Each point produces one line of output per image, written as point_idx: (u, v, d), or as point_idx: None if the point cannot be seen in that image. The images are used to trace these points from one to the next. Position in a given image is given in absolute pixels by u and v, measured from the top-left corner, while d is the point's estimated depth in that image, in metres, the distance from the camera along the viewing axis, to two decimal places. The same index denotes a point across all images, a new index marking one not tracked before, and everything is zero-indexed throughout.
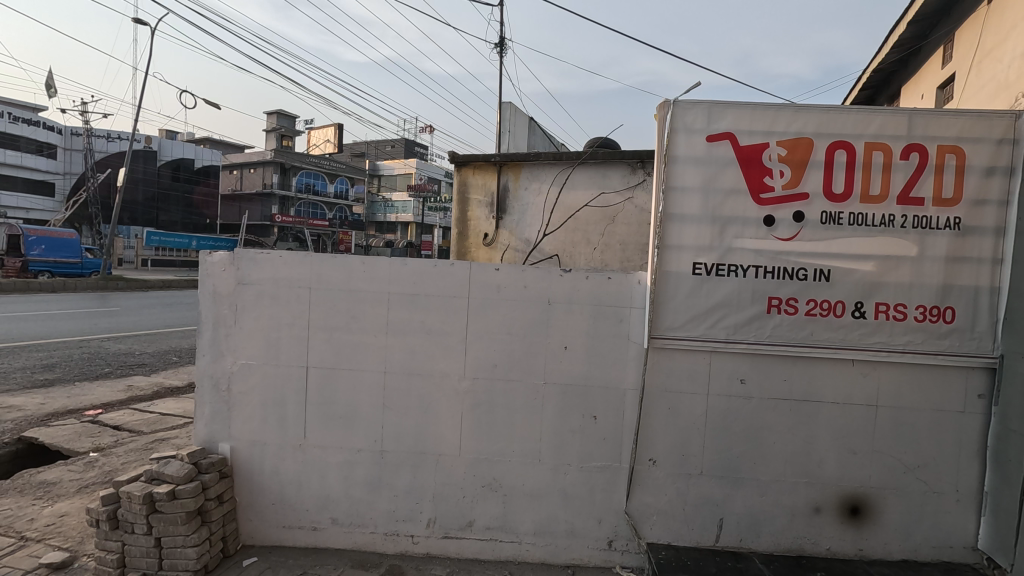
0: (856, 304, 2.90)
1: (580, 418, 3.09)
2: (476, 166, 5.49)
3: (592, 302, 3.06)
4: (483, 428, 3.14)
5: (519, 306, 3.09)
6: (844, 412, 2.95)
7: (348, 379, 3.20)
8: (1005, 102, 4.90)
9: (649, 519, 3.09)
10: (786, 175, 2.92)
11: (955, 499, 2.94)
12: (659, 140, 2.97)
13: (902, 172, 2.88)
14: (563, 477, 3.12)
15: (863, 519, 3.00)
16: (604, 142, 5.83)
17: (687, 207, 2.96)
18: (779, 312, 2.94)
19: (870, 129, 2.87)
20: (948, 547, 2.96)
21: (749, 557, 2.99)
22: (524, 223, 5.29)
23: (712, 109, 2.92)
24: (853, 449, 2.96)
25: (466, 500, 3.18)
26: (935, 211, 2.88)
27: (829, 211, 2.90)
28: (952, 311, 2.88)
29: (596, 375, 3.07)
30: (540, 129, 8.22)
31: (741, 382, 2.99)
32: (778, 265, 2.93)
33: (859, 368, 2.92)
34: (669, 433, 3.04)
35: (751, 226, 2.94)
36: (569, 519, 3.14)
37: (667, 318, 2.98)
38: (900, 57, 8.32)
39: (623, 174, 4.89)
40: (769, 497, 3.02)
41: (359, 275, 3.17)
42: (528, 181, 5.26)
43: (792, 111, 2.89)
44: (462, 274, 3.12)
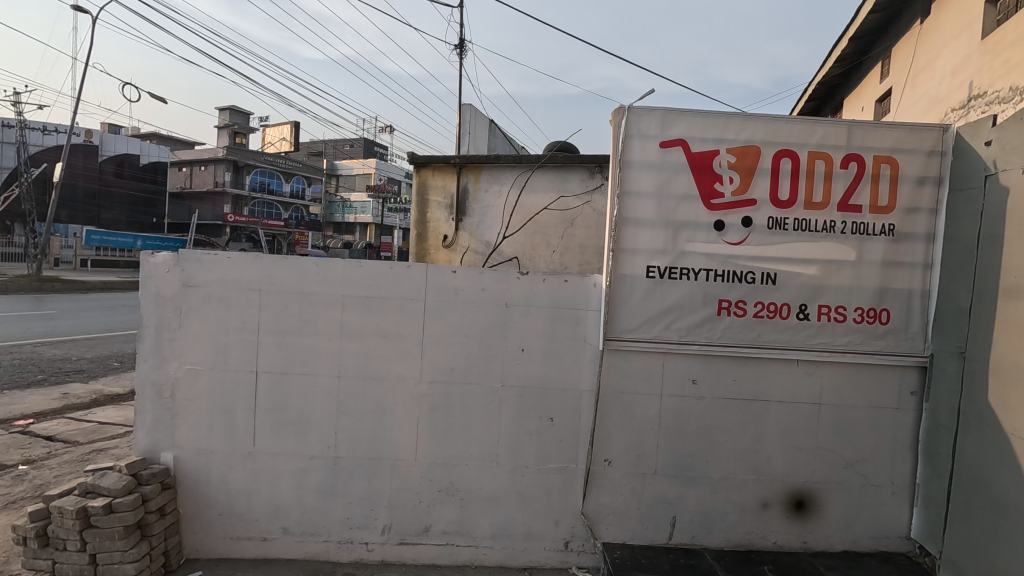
0: (801, 306, 3.02)
1: (538, 420, 3.11)
2: (435, 167, 5.39)
3: (549, 305, 3.08)
4: (440, 432, 3.12)
5: (477, 308, 3.08)
6: (790, 410, 3.06)
7: (300, 384, 3.11)
8: (936, 115, 5.45)
9: (605, 519, 3.13)
10: (736, 181, 3.01)
11: (891, 491, 3.10)
12: (614, 145, 3.02)
13: (843, 180, 3.01)
14: (521, 479, 3.13)
15: (808, 513, 3.11)
16: (564, 146, 5.88)
17: (642, 212, 3.02)
18: (729, 314, 3.03)
19: (813, 139, 2.99)
20: (885, 537, 3.11)
21: (701, 554, 3.06)
22: (485, 226, 5.28)
23: (665, 116, 2.99)
24: (798, 445, 3.08)
25: (422, 505, 3.15)
26: (872, 218, 3.03)
27: (775, 217, 3.01)
28: (888, 312, 3.03)
29: (553, 377, 3.09)
30: (500, 131, 8.22)
31: (693, 383, 3.07)
32: (727, 268, 3.02)
33: (803, 368, 3.05)
34: (624, 433, 3.09)
35: (703, 231, 3.02)
36: (526, 521, 3.14)
37: (623, 320, 3.04)
38: (842, 71, 8.72)
39: (582, 178, 4.96)
40: (720, 494, 3.10)
41: (312, 277, 3.08)
42: (488, 183, 5.24)
43: (741, 119, 2.98)
44: (418, 276, 3.09)
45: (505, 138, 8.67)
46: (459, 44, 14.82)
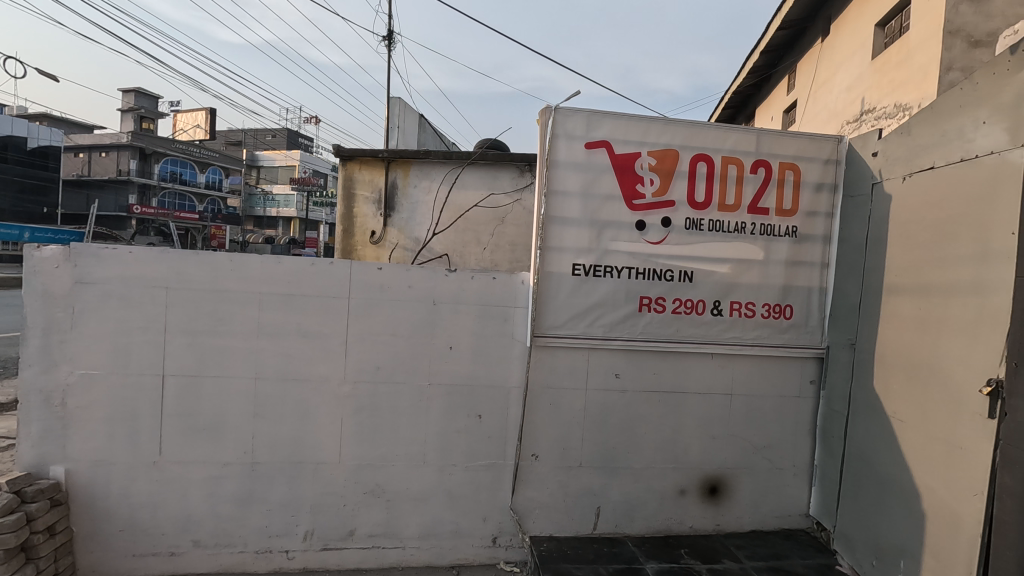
0: (714, 302, 3.20)
1: (466, 418, 3.10)
2: (362, 160, 5.19)
3: (477, 302, 3.08)
4: (365, 433, 3.04)
5: (403, 306, 3.03)
6: (705, 401, 3.24)
7: (213, 387, 2.93)
8: (836, 126, 6.09)
9: (532, 513, 3.17)
10: (657, 183, 3.14)
11: (793, 473, 3.35)
12: (541, 145, 3.06)
13: (752, 185, 3.22)
14: (449, 477, 3.11)
15: (721, 497, 3.31)
16: (494, 144, 5.90)
17: (568, 210, 3.08)
18: (650, 310, 3.15)
19: (726, 145, 3.18)
20: (787, 515, 3.36)
21: (624, 541, 3.17)
22: (414, 222, 5.17)
23: (590, 118, 3.07)
24: (712, 434, 3.26)
25: (347, 509, 3.06)
26: (777, 220, 3.25)
27: (692, 218, 3.16)
28: (791, 308, 3.27)
29: (481, 374, 3.10)
30: (430, 126, 8.12)
31: (617, 376, 3.17)
32: (648, 267, 3.14)
33: (716, 361, 3.23)
34: (551, 428, 3.15)
35: (625, 230, 3.12)
36: (454, 519, 3.13)
37: (549, 317, 3.09)
38: (754, 83, 9.30)
39: (512, 177, 5.01)
40: (642, 483, 3.23)
41: (226, 274, 2.91)
42: (418, 178, 5.13)
43: (662, 124, 3.11)
44: (342, 273, 2.99)
45: (434, 134, 8.57)
46: (387, 36, 14.45)
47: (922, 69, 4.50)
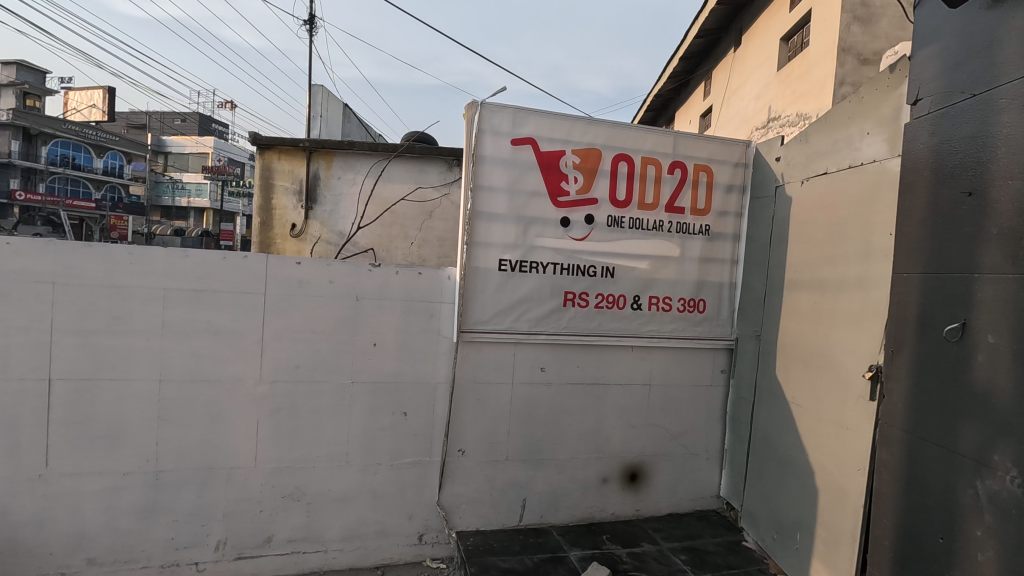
0: (634, 297, 3.33)
1: (390, 416, 3.05)
2: (281, 149, 4.93)
3: (402, 298, 3.04)
4: (284, 435, 2.91)
5: (324, 302, 2.93)
6: (626, 392, 3.37)
7: (110, 391, 2.70)
8: (747, 131, 6.50)
9: (459, 508, 3.17)
10: (580, 181, 3.21)
11: (706, 457, 3.56)
12: (467, 140, 3.05)
13: (669, 185, 3.37)
14: (373, 477, 3.04)
15: (641, 483, 3.46)
16: (421, 137, 5.81)
17: (494, 206, 3.09)
18: (574, 305, 3.23)
19: (646, 146, 3.31)
20: (700, 497, 3.57)
21: (549, 531, 3.24)
22: (338, 215, 4.99)
23: (516, 115, 3.09)
24: (633, 423, 3.40)
25: (263, 515, 2.91)
26: (692, 219, 3.43)
27: (613, 215, 3.27)
28: (704, 302, 3.47)
29: (406, 371, 3.06)
30: (355, 117, 7.86)
31: (542, 370, 3.23)
32: (572, 262, 3.22)
33: (636, 353, 3.37)
34: (477, 423, 3.16)
35: (550, 227, 3.18)
36: (379, 519, 3.07)
37: (476, 312, 3.10)
38: (674, 87, 9.73)
39: (440, 171, 4.97)
40: (566, 474, 3.32)
41: (124, 268, 2.67)
42: (341, 170, 4.95)
43: (585, 123, 3.19)
44: (257, 267, 2.84)
45: (359, 125, 8.31)
46: (309, 20, 13.82)
47: (819, 82, 4.89)
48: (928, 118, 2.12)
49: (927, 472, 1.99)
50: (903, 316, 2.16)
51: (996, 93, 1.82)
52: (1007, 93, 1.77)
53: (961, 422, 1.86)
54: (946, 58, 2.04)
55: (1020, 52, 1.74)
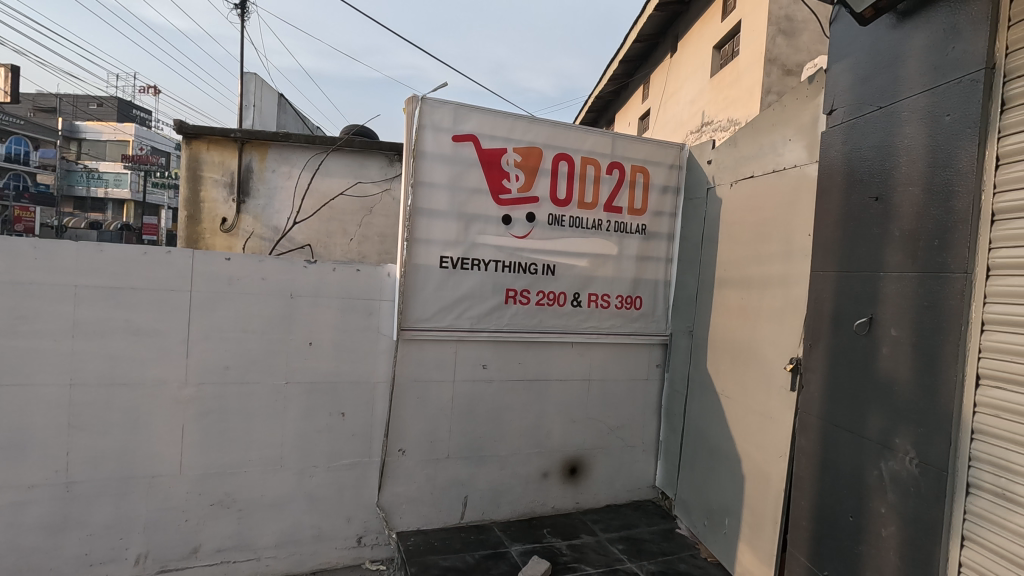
0: (575, 294, 3.39)
1: (327, 417, 2.97)
2: (209, 139, 4.66)
3: (339, 295, 2.96)
4: (212, 439, 2.77)
5: (256, 300, 2.81)
6: (566, 387, 3.44)
7: (12, 398, 2.47)
8: (682, 134, 6.76)
9: (399, 508, 3.13)
10: (521, 179, 3.23)
11: (642, 449, 3.69)
12: (407, 135, 3.00)
13: (608, 185, 3.45)
14: (309, 480, 2.95)
15: (580, 477, 3.53)
16: (361, 131, 5.67)
17: (435, 203, 3.06)
18: (515, 302, 3.26)
19: (585, 146, 3.37)
20: (637, 488, 3.69)
21: (490, 528, 3.25)
22: (273, 209, 4.80)
23: (458, 111, 3.07)
24: (573, 418, 3.47)
25: (189, 524, 2.76)
26: (629, 219, 3.53)
27: (554, 214, 3.31)
28: (641, 299, 3.59)
29: (344, 370, 2.99)
30: (291, 108, 7.57)
31: (483, 367, 3.24)
32: (514, 260, 3.24)
33: (576, 349, 3.44)
34: (418, 421, 3.13)
35: (492, 224, 3.18)
36: (315, 523, 2.98)
37: (417, 310, 3.06)
38: (614, 89, 9.97)
39: (381, 166, 4.87)
40: (507, 470, 3.34)
41: (27, 263, 2.45)
42: (276, 163, 4.75)
43: (526, 122, 3.22)
44: (182, 263, 2.68)
45: (295, 116, 8.00)
46: (240, 4, 13.13)
47: (748, 90, 5.15)
48: (841, 128, 2.28)
49: (839, 456, 2.14)
50: (820, 312, 2.31)
51: (900, 106, 1.98)
52: (909, 107, 1.94)
53: (869, 409, 2.01)
54: (857, 73, 2.20)
55: (920, 69, 1.90)
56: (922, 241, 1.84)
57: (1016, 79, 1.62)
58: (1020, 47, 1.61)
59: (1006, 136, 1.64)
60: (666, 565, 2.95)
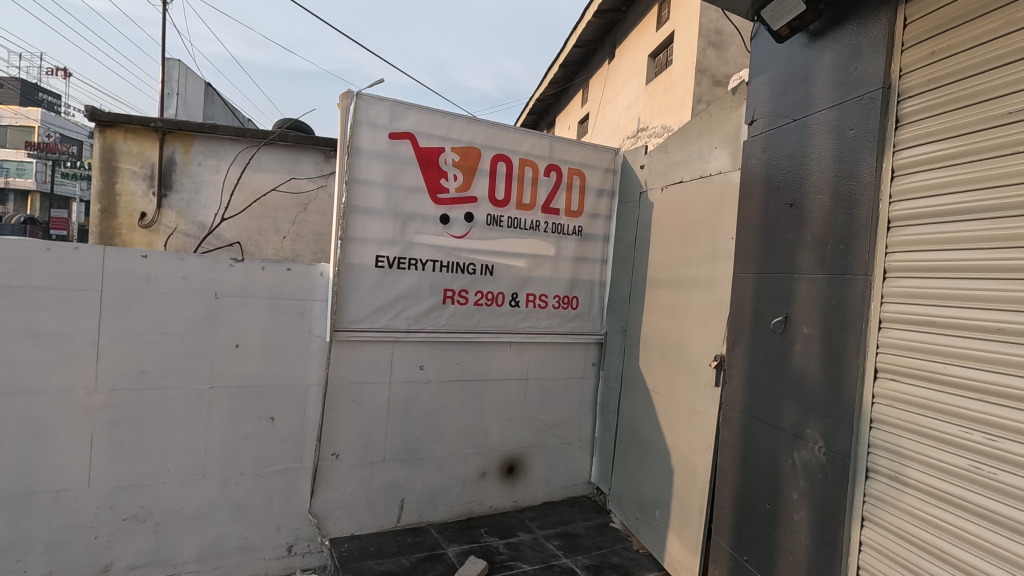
0: (513, 294, 3.42)
1: (255, 422, 2.85)
2: (126, 128, 4.35)
3: (268, 295, 2.85)
4: (126, 449, 2.59)
5: (176, 300, 2.65)
6: (504, 387, 3.46)
7: None
8: (619, 139, 6.95)
9: (332, 514, 3.04)
10: (459, 179, 3.22)
11: (578, 446, 3.77)
12: (341, 131, 2.92)
13: (546, 187, 3.50)
14: (234, 488, 2.82)
15: (518, 475, 3.56)
16: (295, 125, 5.47)
17: (371, 200, 3.00)
18: (453, 303, 3.24)
19: (523, 148, 3.41)
20: (573, 484, 3.77)
21: (427, 530, 3.22)
22: (198, 204, 4.55)
23: (394, 108, 3.02)
24: (510, 417, 3.49)
25: (99, 542, 2.57)
26: (566, 220, 3.59)
27: (492, 214, 3.33)
28: (577, 299, 3.67)
29: (273, 373, 2.87)
30: (220, 98, 7.19)
31: (420, 368, 3.21)
32: (452, 260, 3.23)
33: (514, 349, 3.47)
34: (352, 424, 3.05)
35: (430, 223, 3.16)
36: (242, 534, 2.85)
37: (351, 310, 2.99)
38: (554, 93, 10.13)
39: (316, 161, 4.72)
40: (445, 471, 3.32)
41: None
42: (202, 155, 4.50)
43: (464, 122, 3.22)
44: (92, 261, 2.49)
45: (224, 107, 7.62)
46: None
47: (681, 99, 5.36)
48: (760, 137, 2.42)
49: (758, 446, 2.27)
50: (741, 311, 2.45)
51: (811, 119, 2.13)
52: (819, 120, 2.08)
53: (783, 402, 2.15)
54: (775, 86, 2.35)
55: (828, 86, 2.05)
56: (830, 245, 1.99)
57: (908, 99, 1.77)
58: (913, 70, 1.76)
59: (901, 150, 1.79)
60: (600, 558, 3.02)
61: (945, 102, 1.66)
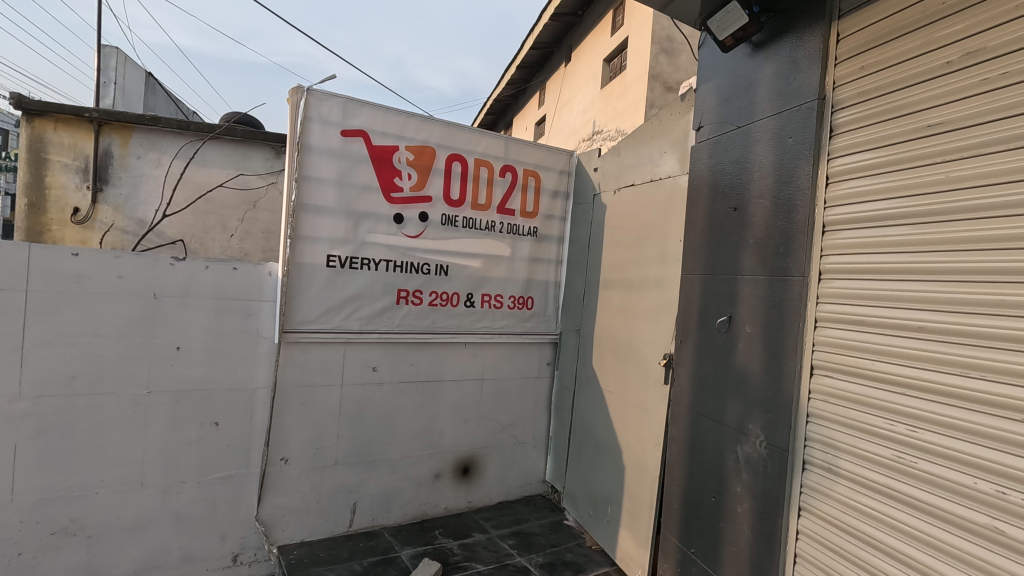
0: (467, 295, 3.41)
1: (198, 427, 2.73)
2: (57, 117, 4.09)
3: (212, 295, 2.74)
4: (54, 459, 2.44)
5: (111, 301, 2.52)
6: (459, 387, 3.45)
7: None
8: (575, 142, 7.03)
9: (281, 521, 2.95)
10: (414, 178, 3.19)
11: (533, 445, 3.80)
12: (291, 126, 2.84)
13: (501, 187, 3.51)
14: (175, 497, 2.70)
15: (473, 476, 3.56)
16: (243, 119, 5.28)
17: (322, 199, 2.93)
18: (407, 303, 3.21)
19: (479, 148, 3.41)
20: (528, 483, 3.80)
21: (380, 533, 3.18)
22: (138, 200, 4.32)
23: (347, 105, 2.97)
24: (465, 418, 3.48)
25: (24, 559, 2.40)
26: (522, 221, 3.61)
27: (447, 214, 3.31)
28: (532, 299, 3.69)
29: (217, 377, 2.77)
30: (162, 89, 6.85)
31: (373, 369, 3.16)
32: (406, 260, 3.19)
33: (469, 349, 3.47)
34: (302, 428, 2.98)
35: (383, 223, 3.11)
36: (184, 544, 2.73)
37: (301, 311, 2.91)
38: (512, 94, 10.16)
39: (265, 157, 4.57)
40: (399, 473, 3.28)
41: None
42: (141, 148, 4.28)
43: (419, 121, 3.19)
44: (16, 259, 2.33)
45: (166, 98, 7.26)
46: None
47: (634, 103, 5.48)
48: (707, 143, 2.50)
49: (704, 442, 2.35)
50: (689, 312, 2.52)
51: (753, 127, 2.22)
52: (761, 128, 2.17)
53: (727, 399, 2.23)
54: (721, 94, 2.43)
55: (769, 95, 2.15)
56: (771, 248, 2.08)
57: (842, 110, 1.88)
58: (846, 83, 1.86)
59: (834, 158, 1.89)
60: (553, 556, 3.06)
61: (874, 114, 1.76)
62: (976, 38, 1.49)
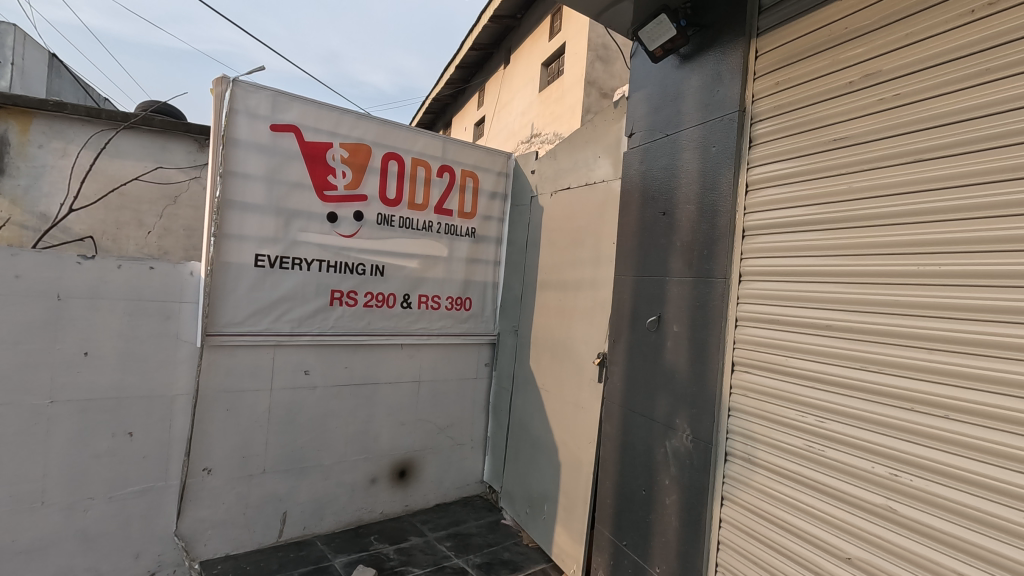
0: (404, 296, 3.37)
1: (109, 438, 2.54)
2: None
3: (126, 296, 2.56)
4: None
5: (5, 302, 2.29)
6: (396, 390, 3.40)
7: None
8: (513, 144, 7.08)
9: (203, 534, 2.80)
10: (348, 176, 3.11)
11: (470, 446, 3.80)
12: (215, 118, 2.68)
13: (439, 187, 3.49)
14: (82, 516, 2.49)
15: (410, 479, 3.51)
16: (162, 109, 4.96)
17: (249, 195, 2.80)
18: (341, 304, 3.13)
19: (416, 147, 3.37)
20: (465, 484, 3.79)
21: (312, 542, 3.07)
22: (39, 192, 3.96)
23: (277, 99, 2.85)
24: (402, 420, 3.43)
25: None
26: (459, 221, 3.61)
27: (383, 214, 3.25)
28: (470, 300, 3.70)
29: (131, 384, 2.58)
30: (68, 71, 6.30)
31: (305, 373, 3.05)
32: (340, 260, 3.11)
33: (406, 351, 3.42)
34: (227, 436, 2.83)
35: (316, 222, 3.02)
36: (92, 566, 2.52)
37: (226, 313, 2.77)
38: (451, 94, 10.12)
39: (187, 150, 4.32)
40: (332, 479, 3.18)
41: None
42: (44, 136, 3.92)
43: (354, 118, 3.12)
44: None
45: (72, 82, 6.68)
46: None
47: (571, 108, 5.60)
48: (638, 149, 2.60)
49: (635, 437, 2.44)
50: (621, 312, 2.61)
51: (681, 135, 2.32)
52: (688, 136, 2.28)
53: (656, 395, 2.32)
54: (651, 102, 2.53)
55: (695, 106, 2.26)
56: (696, 251, 2.19)
57: (760, 122, 2.00)
58: (763, 97, 1.99)
59: (753, 167, 2.02)
60: (491, 556, 3.07)
61: (788, 127, 1.89)
62: (875, 61, 1.63)
